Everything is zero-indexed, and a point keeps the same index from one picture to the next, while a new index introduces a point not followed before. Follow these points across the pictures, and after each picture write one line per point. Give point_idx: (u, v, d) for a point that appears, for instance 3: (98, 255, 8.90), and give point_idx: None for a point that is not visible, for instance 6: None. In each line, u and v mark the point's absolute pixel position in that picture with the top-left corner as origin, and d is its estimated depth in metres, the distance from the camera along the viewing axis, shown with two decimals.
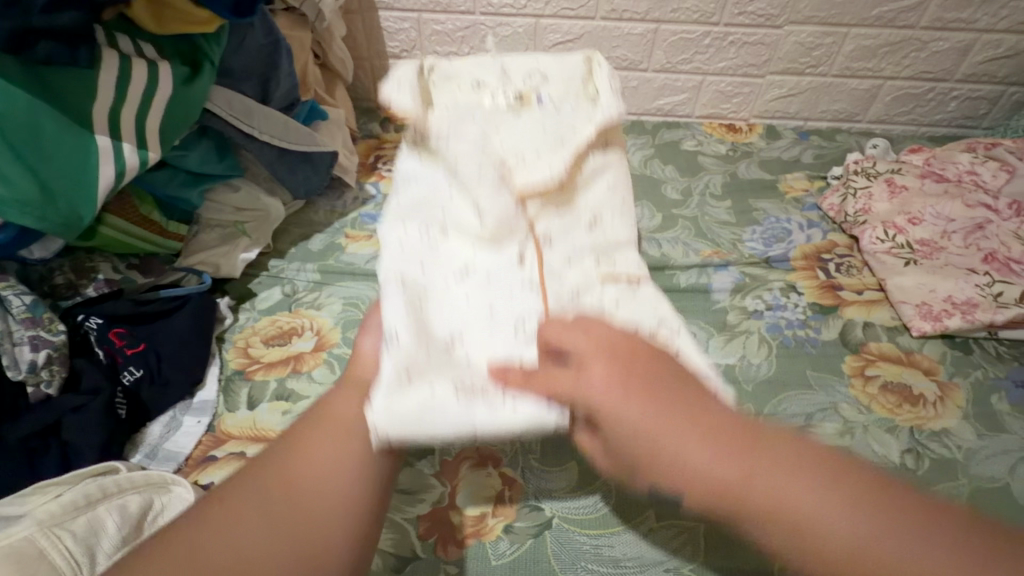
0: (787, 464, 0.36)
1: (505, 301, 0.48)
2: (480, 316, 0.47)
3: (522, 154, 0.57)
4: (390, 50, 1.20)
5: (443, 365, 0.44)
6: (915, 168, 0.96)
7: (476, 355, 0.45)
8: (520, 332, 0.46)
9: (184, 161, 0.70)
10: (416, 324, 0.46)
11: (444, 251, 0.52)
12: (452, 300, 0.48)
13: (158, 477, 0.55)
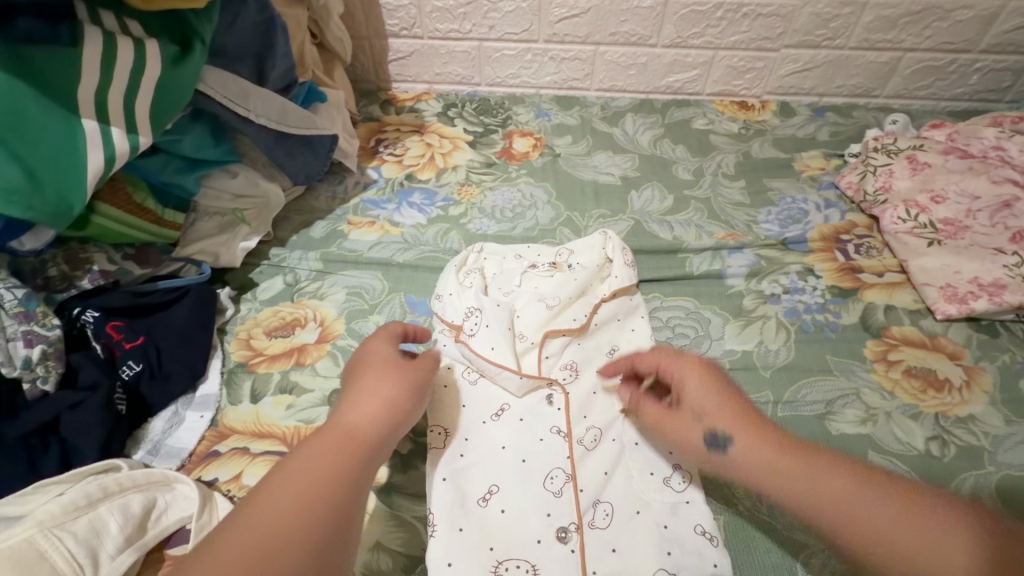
0: (826, 472, 0.45)
1: (536, 453, 0.59)
2: (516, 466, 0.58)
3: (558, 298, 0.70)
4: (389, 29, 1.16)
5: (489, 518, 0.55)
6: (937, 144, 0.93)
7: (509, 502, 0.55)
8: (550, 487, 0.56)
9: (178, 146, 0.67)
10: (465, 473, 0.57)
11: (485, 398, 0.63)
12: (493, 448, 0.59)
13: (161, 474, 0.54)
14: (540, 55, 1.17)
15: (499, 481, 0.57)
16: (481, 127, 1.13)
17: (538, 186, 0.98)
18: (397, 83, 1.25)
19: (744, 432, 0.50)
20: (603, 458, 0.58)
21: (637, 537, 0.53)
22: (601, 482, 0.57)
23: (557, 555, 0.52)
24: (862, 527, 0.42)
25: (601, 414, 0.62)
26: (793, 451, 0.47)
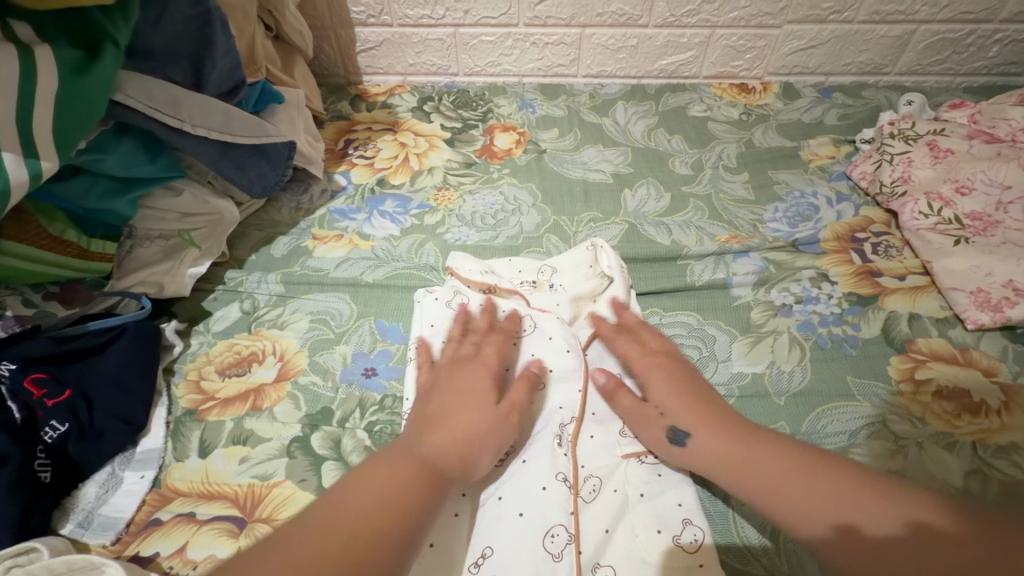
0: (753, 446, 0.49)
1: (535, 505, 0.51)
2: (512, 521, 0.50)
3: (538, 316, 0.64)
4: (355, 17, 1.06)
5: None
6: (960, 127, 0.84)
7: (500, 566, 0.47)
8: (549, 548, 0.48)
9: (100, 166, 0.59)
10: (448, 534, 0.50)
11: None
12: (488, 500, 0.52)
13: (83, 560, 0.45)
14: (521, 41, 1.08)
15: (493, 543, 0.49)
16: (459, 122, 1.04)
17: (523, 187, 0.90)
18: (367, 75, 1.15)
19: (676, 411, 0.53)
20: (604, 511, 0.51)
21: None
22: (601, 542, 0.50)
23: None
24: (763, 490, 0.47)
25: (598, 461, 0.55)
26: (728, 428, 0.51)
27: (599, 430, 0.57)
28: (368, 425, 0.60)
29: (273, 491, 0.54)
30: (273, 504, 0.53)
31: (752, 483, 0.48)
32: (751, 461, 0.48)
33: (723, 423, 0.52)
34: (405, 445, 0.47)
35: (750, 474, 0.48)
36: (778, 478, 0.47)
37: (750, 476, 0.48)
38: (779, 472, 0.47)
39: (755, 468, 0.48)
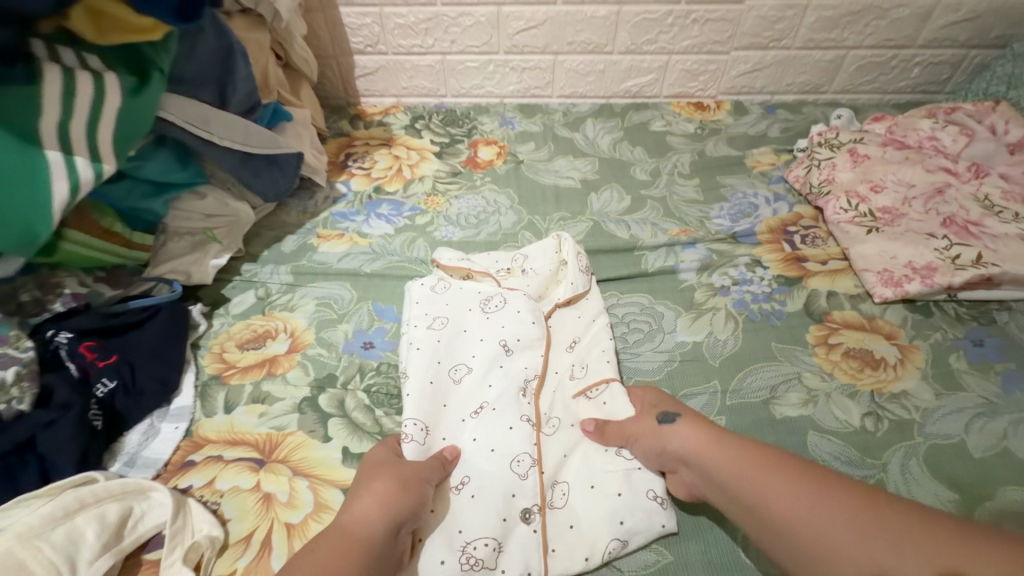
0: (748, 463, 0.54)
1: (504, 442, 0.62)
2: (484, 455, 0.61)
3: (510, 295, 0.75)
4: (354, 47, 1.20)
5: (459, 505, 0.58)
6: (877, 136, 0.97)
7: (476, 489, 0.59)
8: (516, 470, 0.60)
9: (142, 171, 0.70)
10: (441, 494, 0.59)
11: (466, 395, 0.67)
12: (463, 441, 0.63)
13: (135, 483, 0.56)
14: (501, 66, 1.22)
15: (470, 473, 0.60)
16: (447, 137, 1.17)
17: (502, 193, 1.02)
18: (365, 97, 1.29)
19: (681, 423, 0.60)
20: (561, 442, 0.63)
21: (592, 511, 0.58)
22: (559, 464, 0.62)
23: (517, 542, 0.56)
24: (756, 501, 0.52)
25: (557, 407, 0.66)
26: (726, 443, 0.57)
27: (554, 380, 0.69)
28: (366, 387, 0.71)
29: (288, 438, 0.64)
30: (288, 447, 0.64)
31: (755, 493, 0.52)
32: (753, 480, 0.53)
33: (722, 442, 0.57)
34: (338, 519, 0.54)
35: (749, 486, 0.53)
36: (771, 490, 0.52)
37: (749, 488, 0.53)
38: (772, 480, 0.52)
39: (751, 482, 0.53)
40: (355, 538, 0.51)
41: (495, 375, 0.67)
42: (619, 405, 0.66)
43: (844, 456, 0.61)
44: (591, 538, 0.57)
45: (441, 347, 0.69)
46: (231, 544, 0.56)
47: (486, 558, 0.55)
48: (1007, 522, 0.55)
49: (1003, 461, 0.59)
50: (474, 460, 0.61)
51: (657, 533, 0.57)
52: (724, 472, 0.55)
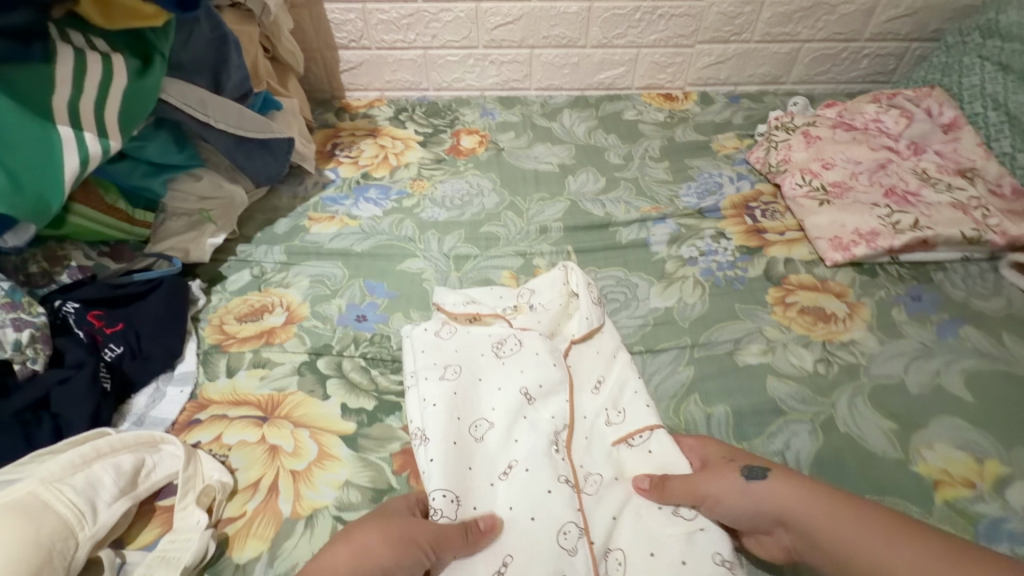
0: (863, 522, 0.52)
1: (543, 507, 0.57)
2: (525, 525, 0.56)
3: (525, 338, 0.70)
4: (339, 42, 1.25)
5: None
6: (828, 120, 1.05)
7: (525, 567, 0.54)
8: (564, 544, 0.55)
9: (142, 152, 0.74)
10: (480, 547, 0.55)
11: (492, 455, 0.62)
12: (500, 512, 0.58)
13: (148, 436, 0.59)
14: (480, 60, 1.28)
15: (514, 549, 0.55)
16: (430, 128, 1.23)
17: (485, 177, 1.08)
18: (350, 91, 1.34)
19: (778, 477, 0.57)
20: (605, 502, 0.59)
21: (655, 574, 0.54)
22: (610, 528, 0.57)
23: None
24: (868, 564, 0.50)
25: (592, 460, 0.63)
26: (833, 501, 0.54)
27: (590, 428, 0.66)
28: (363, 352, 0.75)
29: (289, 397, 0.69)
30: (289, 405, 0.68)
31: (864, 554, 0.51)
32: (868, 544, 0.51)
33: (830, 498, 0.54)
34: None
35: (857, 549, 0.51)
36: (883, 553, 0.50)
37: (856, 551, 0.51)
38: (882, 544, 0.51)
39: (861, 546, 0.51)
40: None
41: (521, 431, 0.63)
42: (673, 457, 0.62)
43: (799, 397, 0.67)
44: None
45: (459, 401, 0.64)
46: (240, 490, 0.60)
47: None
48: (938, 446, 0.62)
49: (936, 395, 0.67)
50: (513, 529, 0.56)
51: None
52: (831, 533, 0.52)
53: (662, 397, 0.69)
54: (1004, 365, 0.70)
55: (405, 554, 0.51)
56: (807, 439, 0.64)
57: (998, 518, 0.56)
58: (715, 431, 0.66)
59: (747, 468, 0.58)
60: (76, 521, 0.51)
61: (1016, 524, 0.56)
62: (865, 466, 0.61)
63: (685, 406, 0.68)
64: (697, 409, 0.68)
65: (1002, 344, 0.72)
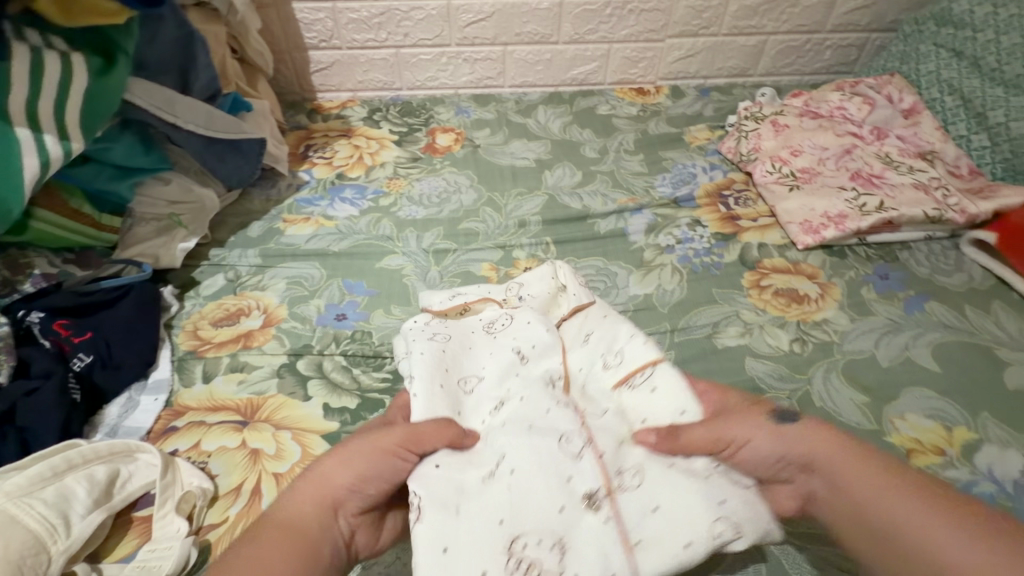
0: (879, 480, 0.49)
1: (543, 422, 0.56)
2: (523, 441, 0.54)
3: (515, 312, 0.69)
4: (309, 42, 1.24)
5: (499, 493, 0.51)
6: (795, 109, 1.08)
7: (526, 485, 0.51)
8: (568, 450, 0.53)
9: (108, 155, 0.73)
10: (451, 479, 0.52)
11: (482, 400, 0.61)
12: (495, 441, 0.55)
13: (123, 445, 0.58)
14: (454, 58, 1.28)
15: (515, 463, 0.52)
16: (405, 127, 1.22)
17: (461, 174, 1.08)
18: (322, 92, 1.33)
19: (806, 425, 0.54)
20: (612, 430, 0.56)
21: (677, 497, 0.50)
22: (616, 447, 0.54)
23: (586, 544, 0.49)
24: (881, 525, 0.47)
25: (592, 399, 0.61)
26: (851, 453, 0.51)
27: (594, 380, 0.63)
28: (343, 351, 0.74)
29: (268, 401, 0.67)
30: (269, 409, 0.66)
31: (876, 514, 0.48)
32: (880, 500, 0.48)
33: (850, 448, 0.52)
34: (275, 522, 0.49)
35: (869, 505, 0.48)
36: (903, 514, 0.46)
37: (868, 507, 0.48)
38: (895, 501, 0.47)
39: (876, 507, 0.48)
40: (286, 527, 0.48)
41: (512, 382, 0.61)
42: (688, 400, 0.58)
43: (777, 376, 0.68)
44: (686, 529, 0.48)
45: (446, 357, 0.64)
46: (221, 495, 0.58)
47: (541, 560, 0.48)
48: (911, 416, 0.63)
49: (905, 367, 0.69)
50: (517, 446, 0.53)
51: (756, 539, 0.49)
52: (841, 484, 0.50)
53: None
54: (968, 337, 0.72)
55: (367, 469, 0.52)
56: None
57: (968, 482, 0.58)
58: None
59: (781, 414, 0.55)
60: (47, 535, 0.49)
61: (985, 486, 0.57)
62: None
63: None
64: None
65: (965, 317, 0.75)
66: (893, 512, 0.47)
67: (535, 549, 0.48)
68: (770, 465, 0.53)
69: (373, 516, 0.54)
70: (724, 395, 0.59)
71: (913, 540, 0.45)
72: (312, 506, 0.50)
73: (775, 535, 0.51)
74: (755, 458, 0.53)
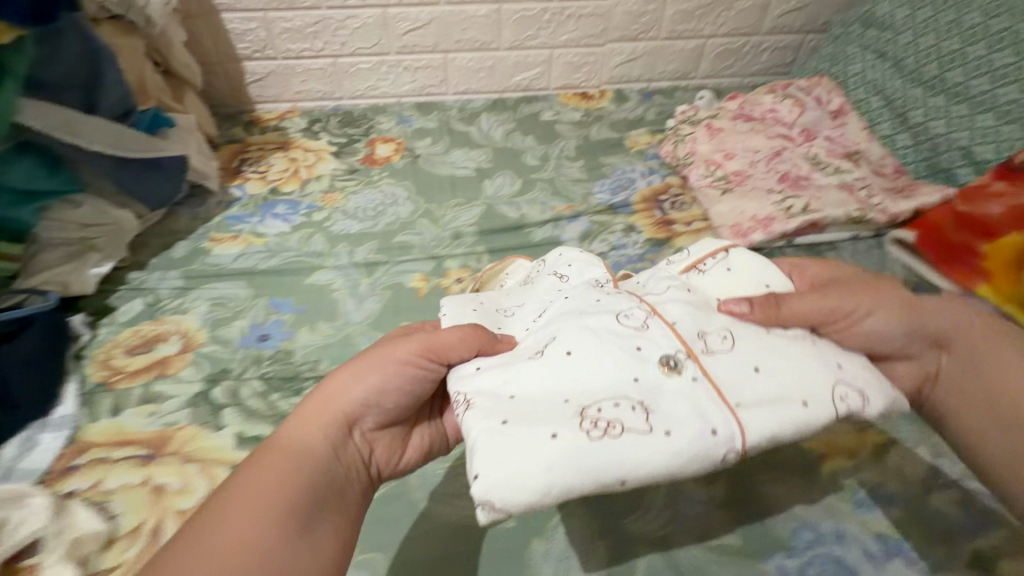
0: (1002, 359, 0.54)
1: (596, 309, 0.51)
2: (576, 323, 0.50)
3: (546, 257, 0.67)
4: (242, 53, 1.20)
5: (560, 372, 0.47)
6: (730, 112, 1.09)
7: (591, 366, 0.47)
8: (629, 323, 0.49)
9: (4, 179, 0.69)
10: (492, 372, 0.49)
11: (526, 313, 0.57)
12: (546, 333, 0.51)
13: (11, 490, 0.55)
14: (394, 67, 1.26)
15: (570, 347, 0.48)
16: (345, 138, 1.20)
17: (399, 185, 1.06)
18: (260, 104, 1.29)
19: (952, 298, 0.57)
20: (684, 298, 0.52)
21: (787, 370, 0.47)
22: (693, 316, 0.50)
23: (679, 405, 0.45)
24: (997, 400, 0.53)
25: (653, 280, 0.56)
26: (981, 326, 0.56)
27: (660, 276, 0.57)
28: (263, 375, 0.71)
29: (180, 432, 0.65)
30: (180, 440, 0.64)
31: (1021, 377, 0.53)
32: (1015, 361, 0.53)
33: (978, 335, 0.55)
34: (288, 458, 0.46)
35: (1003, 372, 0.53)
36: (1021, 378, 0.53)
37: (1002, 373, 0.53)
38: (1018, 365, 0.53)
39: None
40: (293, 450, 0.47)
41: (551, 296, 0.57)
42: (773, 275, 0.56)
43: None
44: (802, 387, 0.46)
45: (487, 293, 0.61)
46: (121, 537, 0.56)
47: (620, 420, 0.44)
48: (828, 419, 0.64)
49: None
50: (579, 330, 0.49)
51: (887, 403, 0.47)
52: (974, 355, 0.55)
53: None
54: None
55: (383, 384, 0.51)
56: None
57: (875, 484, 0.58)
58: None
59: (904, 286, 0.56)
60: None
61: (892, 486, 0.58)
62: None
63: None
64: None
65: None
66: (998, 373, 0.54)
67: (626, 413, 0.44)
68: (898, 337, 0.53)
69: (392, 433, 0.53)
70: (828, 268, 0.58)
71: (1007, 388, 0.53)
72: (329, 417, 0.49)
73: (880, 404, 0.47)
74: (878, 324, 0.52)
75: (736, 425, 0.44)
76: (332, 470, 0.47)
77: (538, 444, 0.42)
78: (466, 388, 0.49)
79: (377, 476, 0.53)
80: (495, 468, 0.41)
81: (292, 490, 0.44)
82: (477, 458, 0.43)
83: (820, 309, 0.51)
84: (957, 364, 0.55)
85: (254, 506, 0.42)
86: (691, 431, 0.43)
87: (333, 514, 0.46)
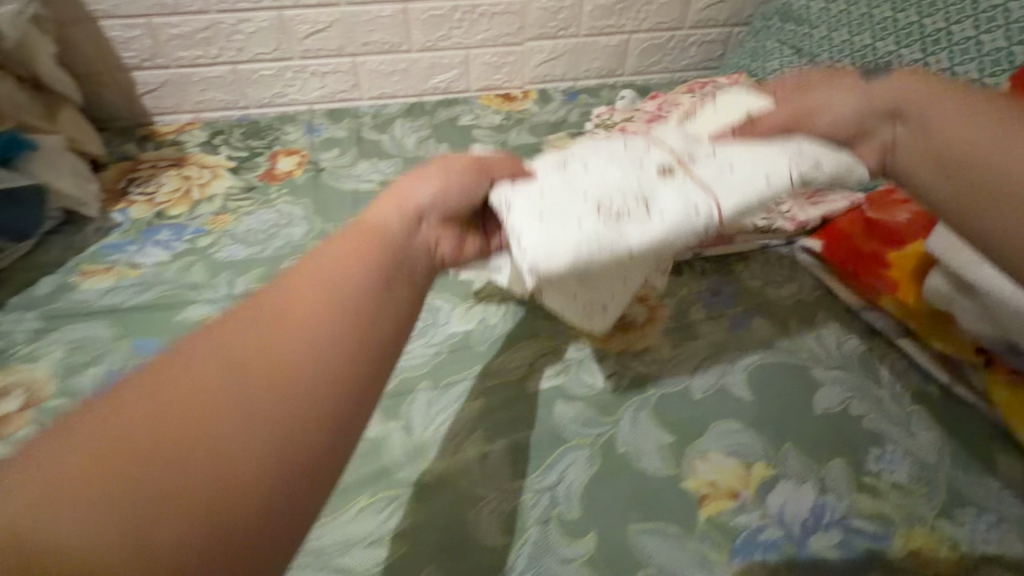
0: (953, 113, 0.45)
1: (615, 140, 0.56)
2: (594, 145, 0.54)
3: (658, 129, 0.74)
4: (129, 63, 1.11)
5: (572, 174, 0.51)
6: (646, 114, 1.04)
7: (591, 166, 0.51)
8: (636, 143, 0.54)
9: None
10: (525, 183, 0.52)
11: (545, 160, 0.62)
12: (570, 150, 0.55)
13: None
14: (300, 72, 1.18)
15: (582, 155, 0.53)
16: (246, 151, 1.12)
17: (296, 203, 0.99)
18: (158, 116, 1.20)
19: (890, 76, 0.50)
20: (677, 133, 0.57)
21: (754, 154, 0.50)
22: (685, 138, 0.55)
23: (669, 197, 0.48)
24: (962, 162, 0.44)
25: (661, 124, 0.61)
26: (947, 93, 0.47)
27: (672, 129, 0.60)
28: None
29: None
30: None
31: (968, 150, 0.44)
32: (948, 116, 0.46)
33: (917, 96, 0.48)
34: (290, 310, 0.37)
35: (943, 136, 0.46)
36: (973, 136, 0.44)
37: (942, 141, 0.46)
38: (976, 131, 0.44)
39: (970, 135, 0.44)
40: (333, 292, 0.39)
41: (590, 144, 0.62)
42: (754, 100, 0.60)
43: (583, 421, 0.64)
44: (764, 167, 0.49)
45: None
46: None
47: (630, 210, 0.48)
48: (712, 455, 0.60)
49: (715, 399, 0.66)
50: (592, 148, 0.54)
51: (837, 167, 0.50)
52: (918, 121, 0.47)
53: (441, 440, 0.62)
54: (786, 357, 0.70)
55: (449, 183, 0.52)
56: (582, 467, 0.60)
57: (756, 528, 0.54)
58: (490, 474, 0.59)
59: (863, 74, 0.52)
60: None
61: (774, 530, 0.54)
62: (637, 490, 0.57)
63: (461, 449, 0.61)
64: (473, 451, 0.61)
65: (788, 334, 0.72)
66: (951, 126, 0.45)
67: (612, 206, 0.48)
68: (851, 122, 0.50)
69: (454, 225, 0.53)
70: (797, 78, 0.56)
71: (959, 145, 0.44)
72: (408, 200, 0.50)
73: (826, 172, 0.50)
74: (833, 119, 0.51)
75: (716, 201, 0.48)
76: (402, 262, 0.45)
77: (602, 224, 0.47)
78: (507, 191, 0.52)
79: (439, 269, 0.53)
80: (535, 239, 0.46)
81: (369, 271, 0.42)
82: (520, 242, 0.47)
83: (785, 121, 0.52)
84: (922, 141, 0.47)
85: (225, 363, 0.33)
86: (678, 215, 0.47)
87: (394, 306, 0.42)
